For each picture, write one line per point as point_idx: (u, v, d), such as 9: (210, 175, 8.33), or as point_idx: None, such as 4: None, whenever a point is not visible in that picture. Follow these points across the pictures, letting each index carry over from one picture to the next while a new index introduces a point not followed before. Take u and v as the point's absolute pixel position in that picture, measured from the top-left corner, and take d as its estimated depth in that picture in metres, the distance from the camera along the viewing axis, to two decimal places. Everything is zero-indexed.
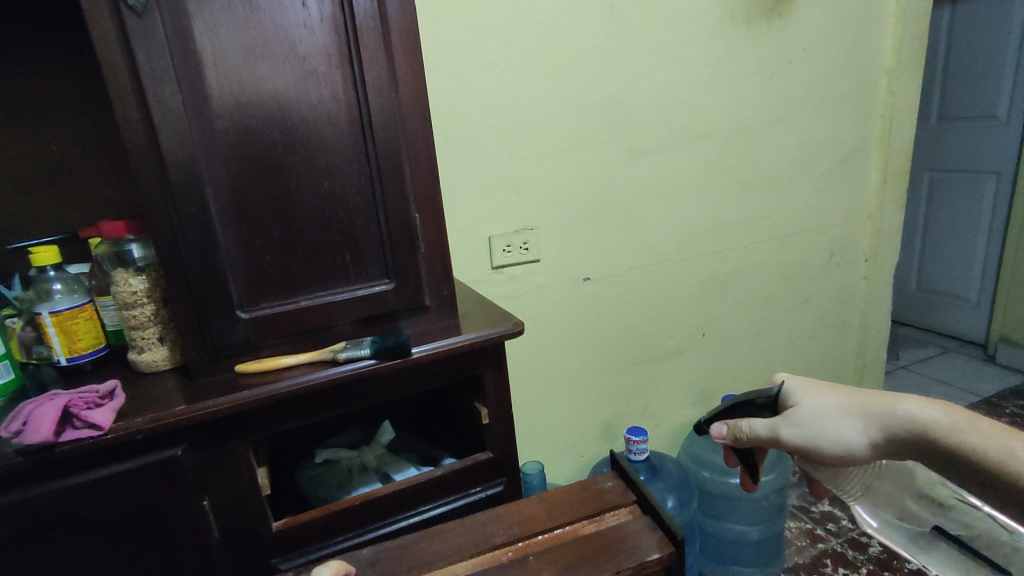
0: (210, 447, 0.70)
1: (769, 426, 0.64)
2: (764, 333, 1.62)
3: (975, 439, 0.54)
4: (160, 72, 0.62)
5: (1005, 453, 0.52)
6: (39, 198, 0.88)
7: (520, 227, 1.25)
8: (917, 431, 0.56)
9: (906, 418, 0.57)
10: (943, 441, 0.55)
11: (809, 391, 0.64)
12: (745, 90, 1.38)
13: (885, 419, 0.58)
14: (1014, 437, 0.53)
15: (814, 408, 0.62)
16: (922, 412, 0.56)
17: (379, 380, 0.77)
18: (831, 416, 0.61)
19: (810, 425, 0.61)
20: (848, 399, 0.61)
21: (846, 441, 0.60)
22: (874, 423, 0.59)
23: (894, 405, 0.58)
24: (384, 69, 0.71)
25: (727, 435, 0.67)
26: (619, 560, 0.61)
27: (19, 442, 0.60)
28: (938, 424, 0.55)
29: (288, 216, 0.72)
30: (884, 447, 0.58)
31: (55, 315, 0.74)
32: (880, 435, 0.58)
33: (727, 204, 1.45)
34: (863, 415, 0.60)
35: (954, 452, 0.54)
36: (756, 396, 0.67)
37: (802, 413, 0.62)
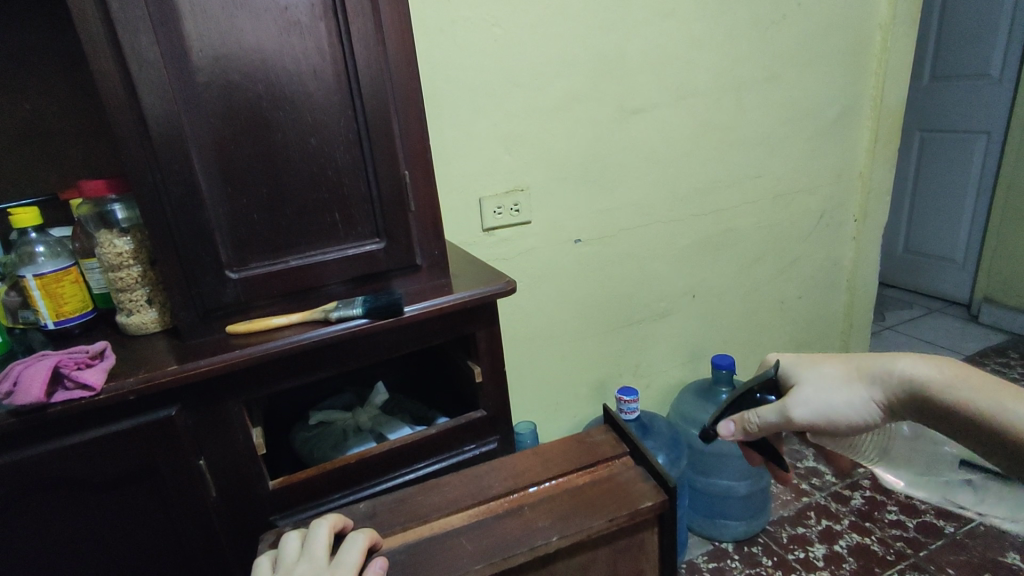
0: (205, 407, 0.70)
1: (777, 409, 0.64)
2: (754, 293, 1.63)
3: (967, 392, 0.56)
4: (136, 22, 0.60)
5: (997, 404, 0.54)
6: (16, 158, 0.86)
7: (511, 188, 1.23)
8: (914, 389, 0.59)
9: (903, 377, 0.60)
10: (938, 396, 0.57)
11: (808, 368, 0.66)
12: (738, 46, 1.36)
13: (884, 381, 0.61)
14: (1003, 387, 0.55)
15: (818, 381, 0.64)
16: (917, 370, 0.59)
17: (374, 340, 0.77)
18: (835, 386, 0.63)
19: (818, 399, 0.63)
20: (847, 369, 0.64)
21: (854, 408, 0.62)
22: (876, 387, 0.62)
23: (891, 366, 0.61)
24: (370, 19, 0.69)
25: (737, 430, 0.67)
26: (612, 508, 0.62)
27: (10, 402, 0.60)
28: (932, 379, 0.58)
29: (275, 174, 0.70)
30: (889, 408, 0.61)
31: (40, 277, 0.72)
32: (884, 398, 0.61)
33: (719, 165, 1.44)
34: (863, 381, 0.62)
35: (948, 403, 0.57)
36: (756, 383, 0.68)
37: (808, 389, 0.64)
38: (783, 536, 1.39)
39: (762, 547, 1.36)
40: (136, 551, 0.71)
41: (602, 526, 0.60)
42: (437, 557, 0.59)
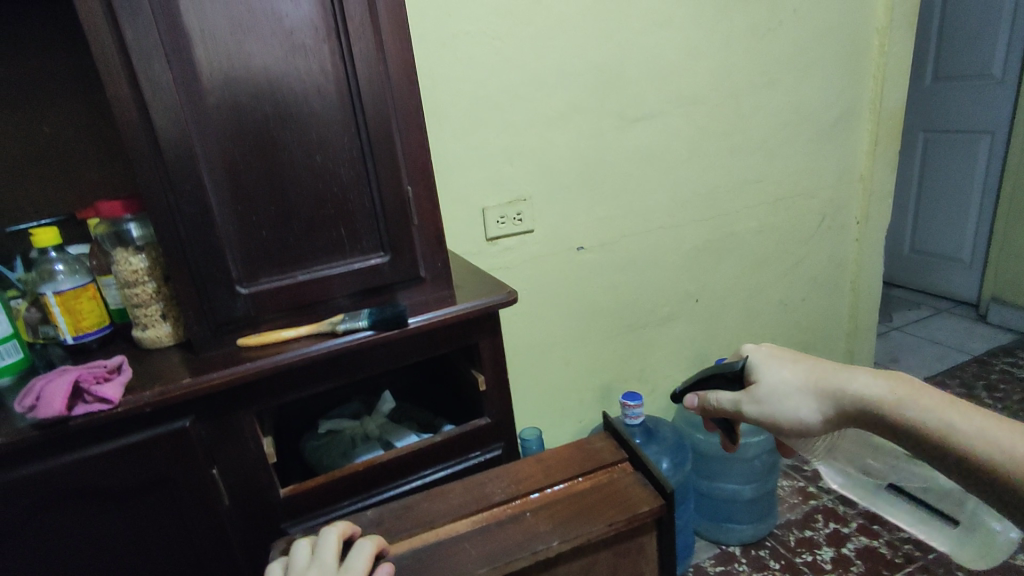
0: (217, 418, 0.72)
1: (733, 401, 0.66)
2: (757, 297, 1.64)
3: (919, 414, 0.55)
4: (149, 50, 0.63)
5: (949, 426, 0.53)
6: (34, 179, 0.89)
7: (513, 198, 1.26)
8: (866, 406, 0.58)
9: (854, 394, 0.58)
10: (888, 416, 0.56)
11: (770, 367, 0.64)
12: (736, 53, 1.37)
13: (837, 396, 0.59)
14: (955, 410, 0.54)
15: (773, 386, 0.63)
16: (870, 389, 0.58)
17: (379, 351, 0.79)
18: (790, 393, 0.62)
19: (769, 403, 0.63)
20: (807, 375, 0.62)
21: (802, 417, 0.61)
22: (827, 400, 0.60)
23: (847, 381, 0.59)
24: (372, 40, 0.71)
25: (698, 406, 0.71)
26: (612, 513, 0.64)
27: (33, 416, 0.62)
28: (884, 400, 0.57)
29: (282, 191, 0.73)
30: (836, 421, 0.60)
31: (59, 294, 0.75)
32: (834, 411, 0.60)
33: (720, 170, 1.46)
34: (817, 392, 0.61)
35: (898, 423, 0.56)
36: (722, 370, 0.68)
37: (763, 391, 0.63)
38: (791, 539, 1.39)
39: (769, 550, 1.37)
40: (152, 559, 0.74)
41: (602, 531, 0.62)
42: (442, 562, 0.61)
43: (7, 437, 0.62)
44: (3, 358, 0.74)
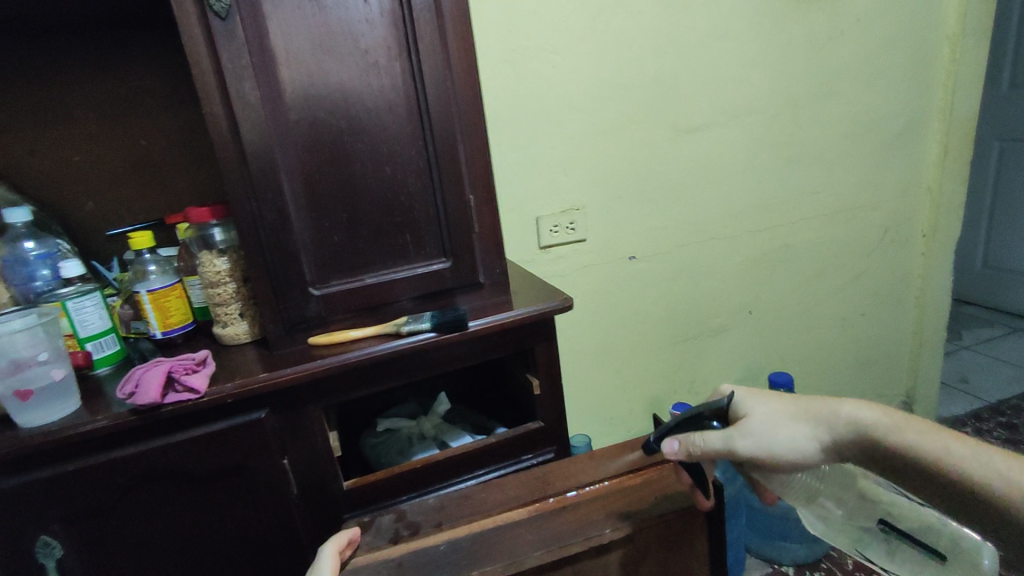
0: (289, 411, 0.77)
1: (723, 437, 0.61)
2: (814, 310, 1.60)
3: (915, 441, 0.57)
4: (241, 70, 0.68)
5: (938, 451, 0.56)
6: (131, 188, 0.97)
7: (567, 207, 1.28)
8: (863, 433, 0.59)
9: (849, 420, 0.59)
10: (886, 440, 0.58)
11: (757, 402, 0.64)
12: (796, 63, 1.36)
13: (831, 422, 0.60)
14: (941, 434, 0.58)
15: (766, 416, 0.61)
16: (863, 415, 0.59)
17: (439, 353, 0.83)
18: (783, 421, 0.61)
19: (765, 433, 0.60)
20: (795, 407, 0.62)
21: (799, 446, 0.60)
22: (820, 428, 0.60)
23: (837, 409, 0.61)
24: (440, 57, 0.75)
25: (680, 452, 0.63)
26: (662, 504, 0.64)
27: (131, 402, 0.69)
28: (879, 425, 0.59)
29: (353, 200, 0.78)
30: (834, 450, 0.60)
31: (151, 292, 0.83)
32: (829, 439, 0.60)
33: (777, 181, 1.44)
34: (810, 421, 0.61)
35: (898, 448, 0.57)
36: (705, 409, 0.65)
37: (755, 422, 0.61)
38: (848, 563, 1.37)
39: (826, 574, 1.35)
40: (226, 544, 0.78)
41: (654, 520, 0.62)
42: (499, 544, 0.62)
43: (108, 419, 0.68)
44: (102, 349, 0.82)
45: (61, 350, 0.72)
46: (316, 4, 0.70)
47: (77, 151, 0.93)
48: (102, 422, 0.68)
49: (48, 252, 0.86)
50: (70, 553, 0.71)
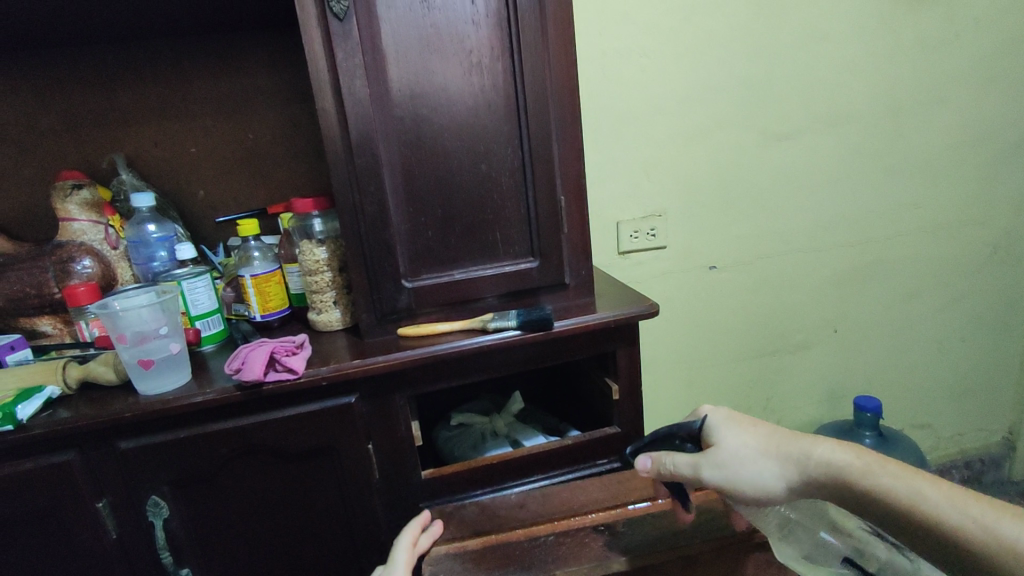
0: (377, 398, 0.79)
1: (691, 463, 0.58)
2: (907, 332, 1.51)
3: (886, 483, 0.48)
4: (353, 68, 0.72)
5: (914, 498, 0.46)
6: (238, 178, 1.03)
7: (649, 213, 1.26)
8: (832, 476, 0.51)
9: (820, 461, 0.52)
10: (855, 485, 0.49)
11: (730, 429, 0.58)
12: (901, 69, 1.28)
13: (802, 461, 0.53)
14: (924, 478, 0.47)
15: (734, 446, 0.56)
16: (835, 455, 0.51)
17: (522, 351, 0.83)
18: (751, 456, 0.55)
19: (730, 467, 0.55)
20: (768, 439, 0.56)
21: (764, 483, 0.54)
22: (789, 466, 0.54)
23: (810, 447, 0.53)
24: (541, 57, 0.76)
25: (651, 469, 0.60)
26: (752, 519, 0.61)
27: (237, 378, 0.73)
28: (850, 467, 0.50)
29: (448, 196, 0.80)
30: (802, 490, 0.53)
31: (254, 276, 0.88)
32: (798, 479, 0.53)
33: (873, 193, 1.36)
34: (779, 458, 0.54)
35: (865, 495, 0.48)
36: (678, 430, 0.62)
37: (724, 452, 0.56)
38: None
39: None
40: (312, 519, 0.82)
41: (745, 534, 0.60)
42: (584, 546, 0.61)
43: (216, 393, 0.73)
44: (209, 328, 0.87)
45: (177, 324, 0.77)
46: (425, 5, 0.72)
47: (194, 142, 1.01)
48: (211, 395, 0.72)
49: (166, 235, 0.93)
50: (175, 514, 0.76)
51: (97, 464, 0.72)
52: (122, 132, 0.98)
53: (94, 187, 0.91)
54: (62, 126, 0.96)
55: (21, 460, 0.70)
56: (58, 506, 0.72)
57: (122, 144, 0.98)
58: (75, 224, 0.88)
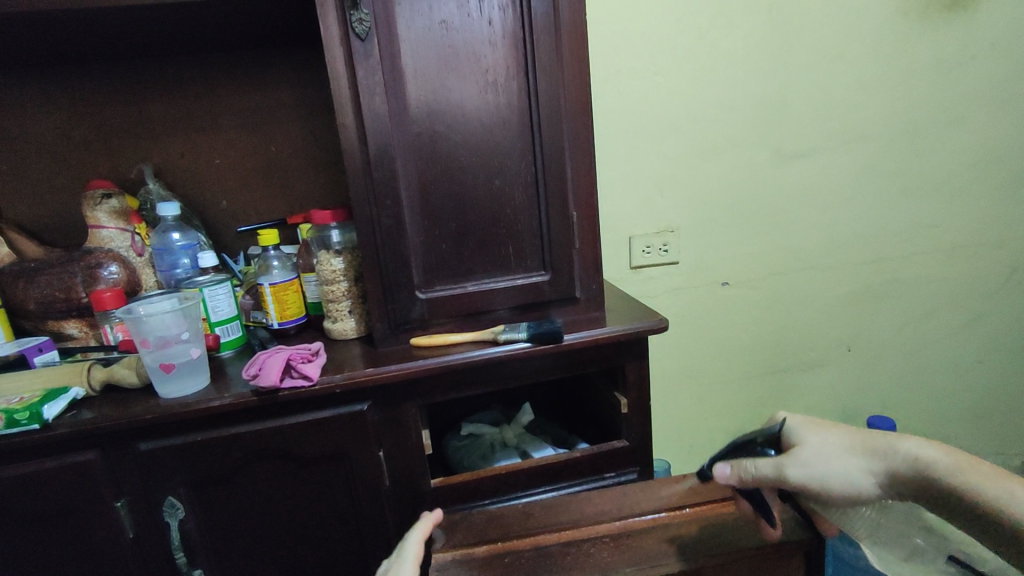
0: (389, 406, 0.81)
1: (774, 465, 0.55)
2: (922, 353, 1.49)
3: (972, 479, 0.46)
4: (374, 86, 0.74)
5: (1001, 495, 0.44)
6: (259, 189, 1.07)
7: (661, 229, 1.27)
8: (923, 472, 0.48)
9: (908, 457, 0.49)
10: (940, 479, 0.47)
11: (812, 430, 0.56)
12: (917, 89, 1.29)
13: (889, 458, 0.50)
14: (1014, 478, 0.45)
15: (817, 445, 0.54)
16: (923, 450, 0.49)
17: (532, 364, 0.84)
18: (835, 454, 0.52)
19: (816, 465, 0.52)
20: (854, 441, 0.54)
21: (853, 483, 0.51)
22: (878, 465, 0.51)
23: (893, 443, 0.51)
24: (555, 77, 0.78)
25: (732, 475, 0.58)
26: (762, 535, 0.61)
27: (254, 384, 0.75)
28: (939, 464, 0.47)
29: (463, 209, 0.81)
30: (891, 490, 0.50)
31: (273, 285, 0.90)
32: (887, 478, 0.50)
33: (888, 212, 1.36)
34: (867, 455, 0.52)
35: (953, 490, 0.46)
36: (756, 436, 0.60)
37: (808, 452, 0.54)
38: None
39: None
40: (322, 524, 0.83)
41: (752, 549, 0.60)
42: (589, 558, 0.62)
43: (233, 398, 0.75)
44: (228, 334, 0.90)
45: (198, 330, 0.79)
46: (444, 26, 0.75)
47: (219, 154, 1.04)
48: (228, 399, 0.74)
49: (189, 243, 0.96)
50: (191, 516, 0.78)
51: (117, 464, 0.75)
52: (150, 143, 1.01)
53: (122, 196, 0.94)
54: (94, 137, 1.00)
55: (44, 458, 0.73)
56: (79, 505, 0.74)
57: (150, 155, 1.02)
58: (103, 231, 0.92)
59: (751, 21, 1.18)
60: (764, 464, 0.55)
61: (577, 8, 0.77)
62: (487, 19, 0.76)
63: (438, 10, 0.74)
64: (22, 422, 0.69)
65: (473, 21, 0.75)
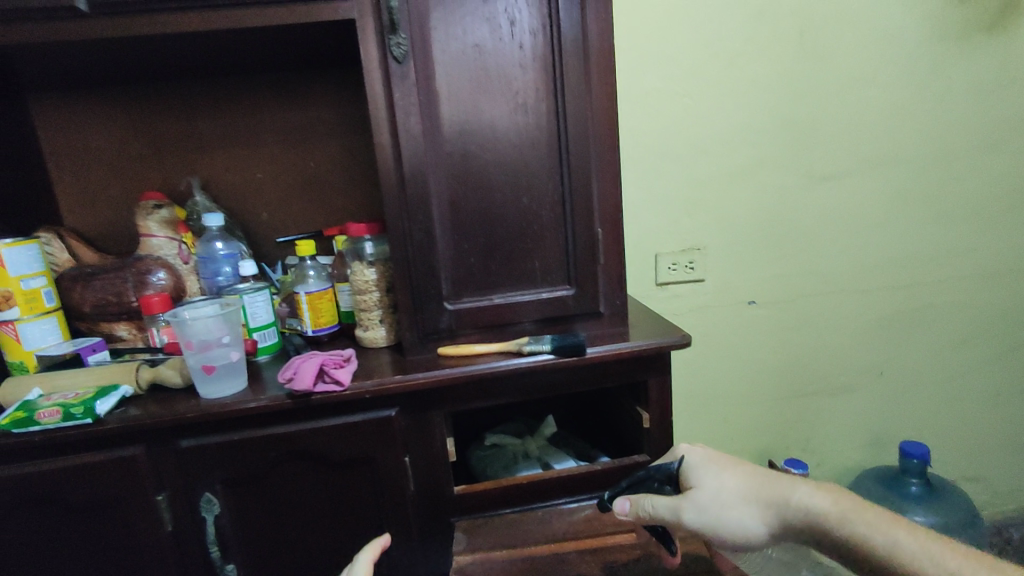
0: (416, 413, 0.84)
1: (672, 508, 0.61)
2: (956, 380, 1.46)
3: (859, 529, 0.53)
4: (410, 106, 0.78)
5: (880, 542, 0.52)
6: (298, 203, 1.12)
7: (687, 246, 1.28)
8: (810, 522, 0.55)
9: (799, 509, 0.55)
10: (831, 530, 0.54)
11: (710, 471, 0.62)
12: (951, 111, 1.28)
13: (780, 508, 0.56)
14: (896, 528, 0.52)
15: (713, 489, 0.60)
16: (813, 503, 0.55)
17: (556, 376, 0.86)
18: (730, 501, 0.58)
19: (711, 511, 0.59)
20: (746, 484, 0.59)
21: (745, 529, 0.57)
22: (770, 513, 0.57)
23: (788, 492, 0.57)
24: (583, 99, 0.81)
25: (630, 512, 0.65)
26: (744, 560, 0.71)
27: (289, 387, 0.78)
28: (828, 515, 0.54)
29: (491, 225, 0.84)
30: (780, 535, 0.56)
31: (309, 294, 0.95)
32: (777, 525, 0.56)
33: (921, 235, 1.34)
34: (760, 504, 0.57)
35: (847, 542, 0.53)
36: (655, 473, 0.65)
37: (703, 496, 0.60)
38: None
39: None
40: (348, 525, 0.86)
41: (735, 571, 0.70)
42: None
43: (269, 400, 0.78)
44: (265, 339, 0.94)
45: (238, 334, 0.83)
46: (478, 50, 0.79)
47: (262, 169, 1.09)
48: (265, 401, 0.78)
49: (232, 252, 1.02)
50: (225, 512, 0.82)
51: (160, 460, 0.79)
52: (199, 158, 1.08)
53: (172, 207, 1.00)
54: (148, 152, 1.06)
55: (94, 451, 0.77)
56: (124, 496, 0.79)
57: (198, 169, 1.08)
58: (154, 240, 0.98)
59: (780, 44, 1.20)
60: (663, 508, 0.61)
61: (606, 34, 0.80)
62: (518, 43, 0.79)
63: (473, 35, 0.78)
64: (76, 416, 0.74)
65: (506, 45, 0.79)
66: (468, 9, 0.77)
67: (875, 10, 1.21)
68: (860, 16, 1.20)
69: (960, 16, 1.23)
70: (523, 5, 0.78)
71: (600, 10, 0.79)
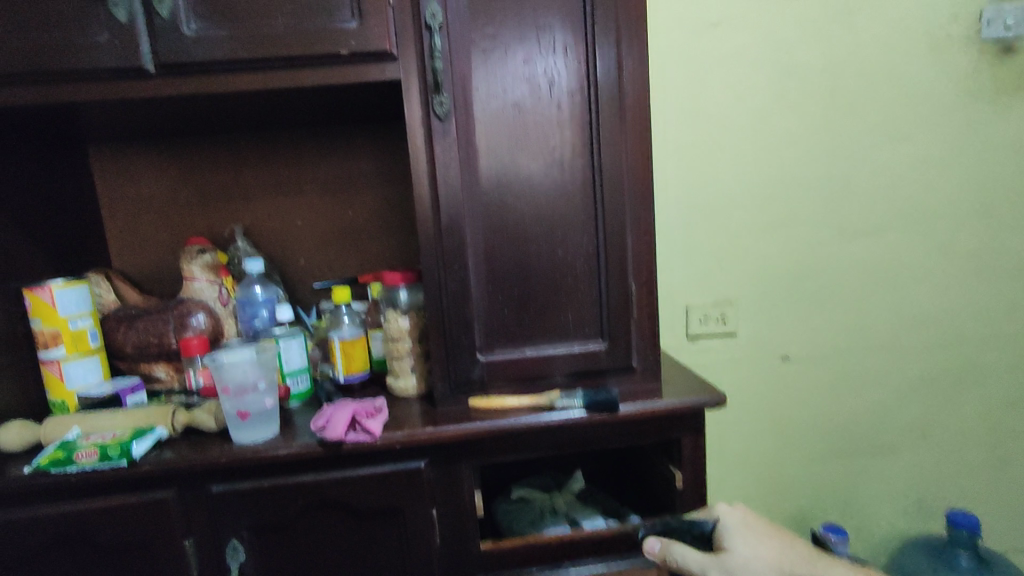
0: (445, 466, 0.83)
1: (704, 564, 0.64)
2: (1005, 445, 1.39)
3: None
4: (449, 161, 0.80)
5: None
6: (335, 249, 1.14)
7: (719, 299, 1.27)
8: None
9: None
10: None
11: (746, 539, 0.66)
12: (990, 170, 1.26)
13: None
14: None
15: (746, 557, 0.64)
16: None
17: (587, 431, 0.84)
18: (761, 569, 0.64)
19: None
20: (776, 558, 0.65)
21: None
22: None
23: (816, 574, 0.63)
24: (618, 156, 0.83)
25: (658, 553, 0.66)
26: None
27: (321, 435, 0.78)
28: None
29: (525, 277, 0.85)
30: None
31: (342, 340, 0.96)
32: None
33: (961, 293, 1.31)
34: None
35: None
36: (690, 528, 0.71)
37: (736, 559, 0.64)
38: None
39: None
40: None
41: None
42: None
43: (299, 448, 0.78)
44: (297, 385, 0.95)
45: (273, 380, 0.84)
46: (517, 109, 0.81)
47: (302, 216, 1.13)
48: (295, 449, 0.78)
49: (269, 297, 1.03)
50: (250, 560, 0.81)
51: (189, 504, 0.79)
52: (242, 205, 1.12)
53: (215, 252, 1.04)
54: (195, 198, 1.11)
55: (127, 493, 0.78)
56: (152, 540, 0.79)
57: (241, 215, 1.12)
58: (196, 283, 1.01)
59: (812, 102, 1.21)
60: (697, 561, 0.64)
61: (642, 94, 0.82)
62: (556, 103, 0.82)
63: (512, 94, 0.81)
64: (111, 457, 0.75)
65: (544, 103, 0.81)
66: (509, 70, 0.80)
67: (907, 70, 1.22)
68: (892, 75, 1.22)
69: (995, 76, 1.23)
70: (561, 66, 0.81)
71: (636, 72, 0.82)
